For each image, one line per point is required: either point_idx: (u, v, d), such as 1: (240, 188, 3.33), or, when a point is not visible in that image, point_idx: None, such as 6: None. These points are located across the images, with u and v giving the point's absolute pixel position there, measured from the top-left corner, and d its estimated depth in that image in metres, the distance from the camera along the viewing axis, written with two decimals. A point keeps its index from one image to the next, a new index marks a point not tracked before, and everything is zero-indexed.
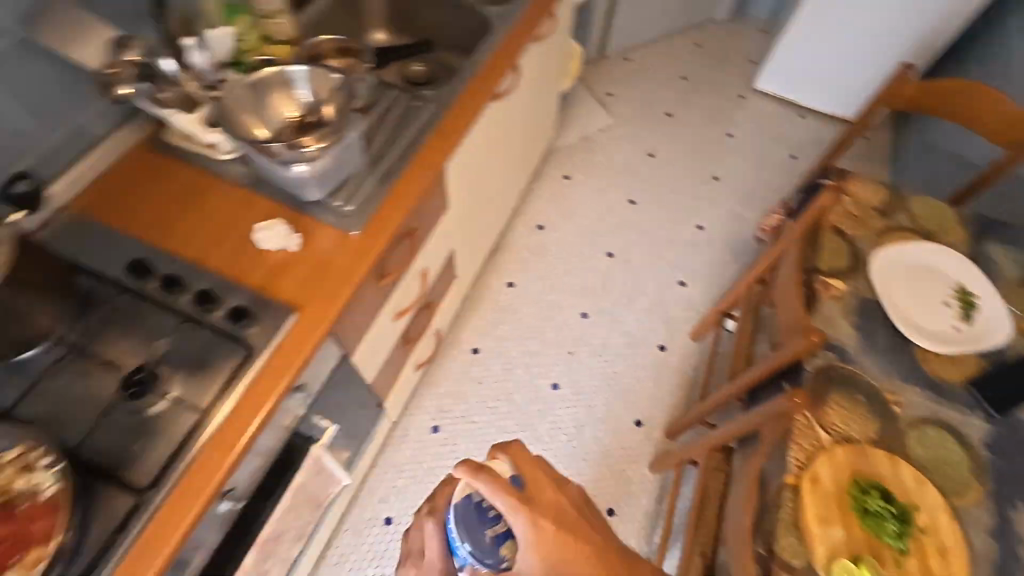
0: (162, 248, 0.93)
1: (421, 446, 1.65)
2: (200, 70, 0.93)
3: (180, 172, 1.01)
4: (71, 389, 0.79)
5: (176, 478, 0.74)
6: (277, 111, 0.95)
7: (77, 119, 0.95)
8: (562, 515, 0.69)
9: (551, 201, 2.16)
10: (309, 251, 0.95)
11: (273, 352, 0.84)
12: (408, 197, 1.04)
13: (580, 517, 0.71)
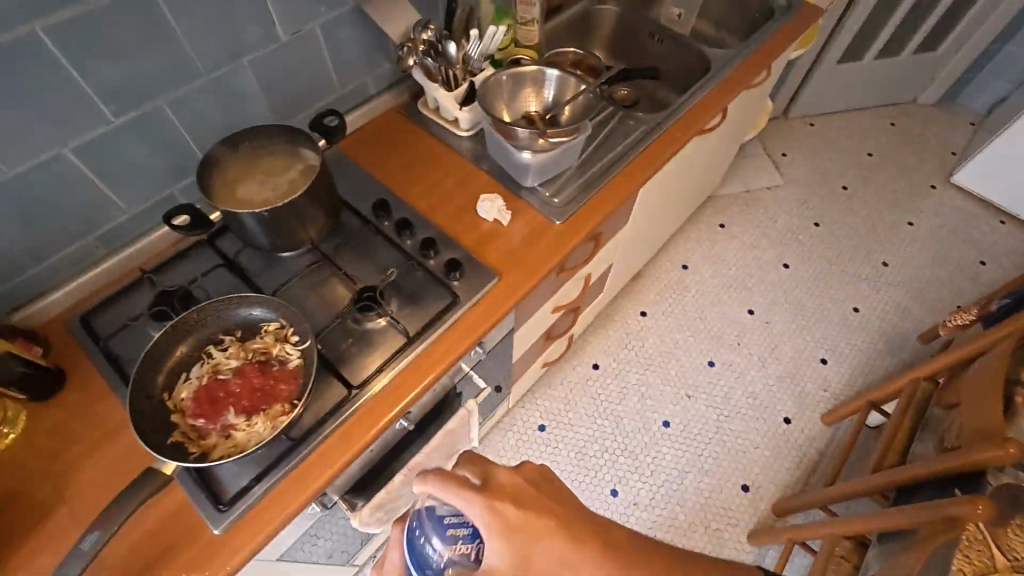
0: (398, 197, 1.08)
1: (524, 441, 1.71)
2: (472, 58, 1.09)
3: (423, 138, 1.17)
4: (313, 292, 0.95)
5: (376, 387, 0.85)
6: (522, 104, 1.11)
7: (362, 79, 1.14)
8: (521, 495, 0.61)
9: (701, 244, 2.14)
10: (516, 229, 1.05)
11: (473, 305, 0.95)
12: (609, 202, 1.11)
13: (538, 493, 0.62)
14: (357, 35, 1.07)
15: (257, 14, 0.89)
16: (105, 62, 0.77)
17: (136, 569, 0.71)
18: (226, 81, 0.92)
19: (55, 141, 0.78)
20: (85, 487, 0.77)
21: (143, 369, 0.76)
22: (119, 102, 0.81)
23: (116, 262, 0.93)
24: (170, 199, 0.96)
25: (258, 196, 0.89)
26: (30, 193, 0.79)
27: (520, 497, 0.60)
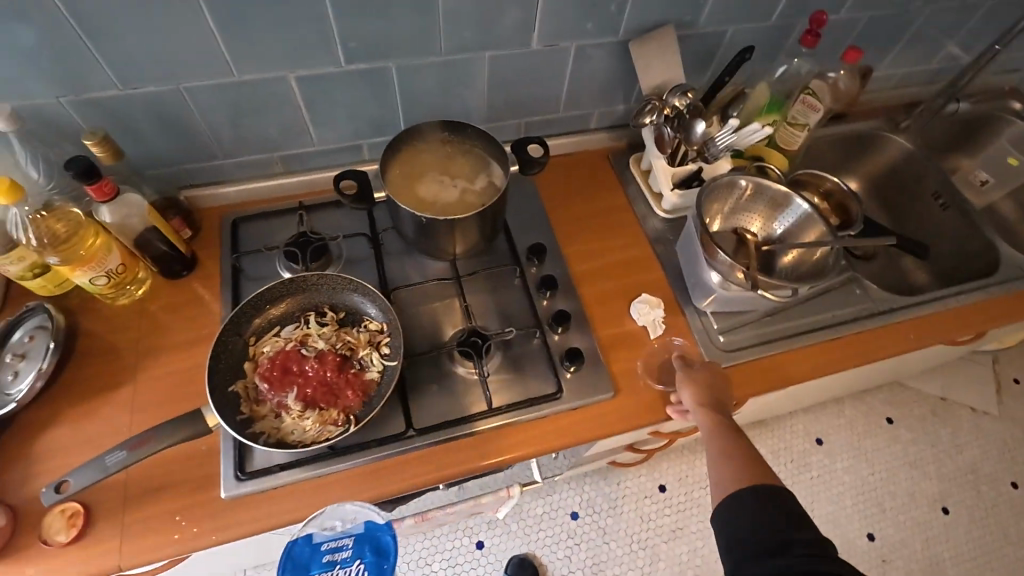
0: (559, 246, 0.97)
1: (551, 518, 1.52)
2: (715, 143, 0.90)
3: (616, 197, 1.04)
4: (429, 304, 0.89)
5: (464, 434, 0.78)
6: (744, 220, 0.92)
7: (588, 110, 1.03)
8: (714, 380, 0.82)
9: (853, 427, 1.74)
10: (659, 348, 0.89)
11: (581, 407, 0.82)
12: (784, 374, 0.89)
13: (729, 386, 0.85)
14: (606, 68, 0.96)
15: (520, 15, 0.82)
16: (362, 13, 0.74)
17: (144, 487, 0.71)
18: (459, 67, 0.87)
19: (287, 66, 0.78)
20: (151, 378, 0.80)
21: (246, 308, 0.76)
22: (356, 52, 0.79)
23: (283, 183, 0.95)
24: (357, 149, 0.95)
25: (433, 196, 0.84)
26: (245, 101, 0.81)
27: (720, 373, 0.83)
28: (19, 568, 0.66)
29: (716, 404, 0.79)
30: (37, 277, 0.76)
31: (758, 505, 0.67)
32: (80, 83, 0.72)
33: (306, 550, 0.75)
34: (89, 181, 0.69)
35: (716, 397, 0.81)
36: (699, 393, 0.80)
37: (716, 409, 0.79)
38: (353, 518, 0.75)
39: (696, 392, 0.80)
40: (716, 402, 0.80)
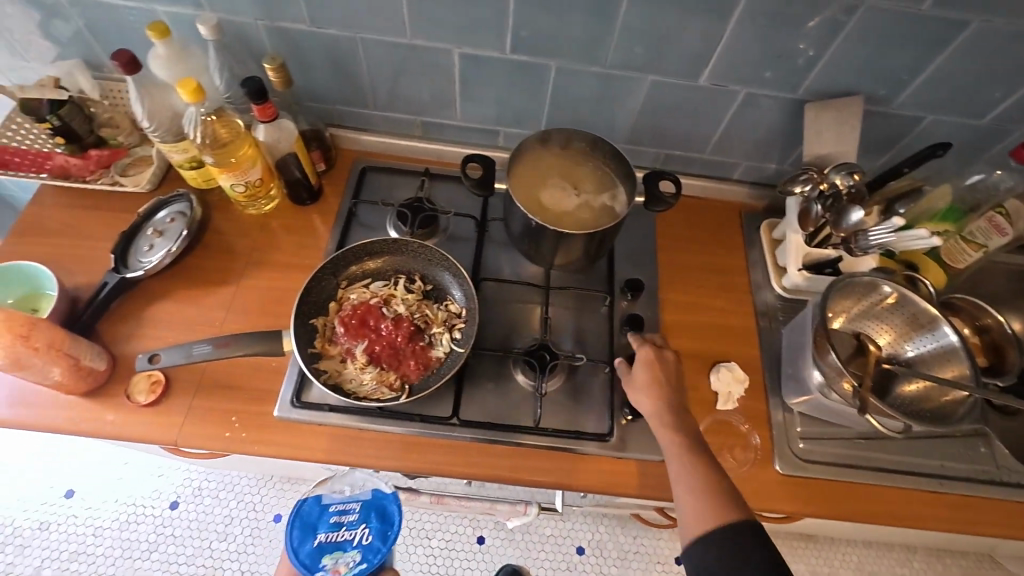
0: (658, 288, 0.93)
1: (557, 543, 1.49)
2: (867, 239, 0.82)
3: (734, 257, 0.98)
4: (512, 302, 0.89)
5: (504, 441, 0.78)
6: (872, 328, 0.81)
7: (736, 160, 0.97)
8: (669, 383, 0.75)
9: None
10: (728, 429, 0.82)
11: (625, 458, 0.79)
12: (859, 508, 0.79)
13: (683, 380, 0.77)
14: (771, 122, 0.89)
15: (698, 49, 0.77)
16: (542, 8, 0.74)
17: (215, 380, 0.78)
18: (618, 83, 0.84)
19: (455, 41, 0.80)
20: (252, 286, 0.87)
21: (348, 253, 0.80)
22: (524, 43, 0.79)
23: (419, 145, 0.99)
24: (493, 135, 0.97)
25: (553, 203, 0.83)
26: (408, 63, 0.85)
27: (671, 373, 0.76)
28: (103, 411, 0.75)
29: (675, 415, 0.73)
30: (193, 170, 0.86)
31: (725, 550, 0.61)
32: (278, 13, 0.79)
33: (315, 510, 0.80)
34: (257, 102, 0.74)
35: (677, 402, 0.74)
36: (651, 407, 0.73)
37: (675, 417, 0.72)
38: (363, 487, 0.82)
39: (651, 402, 0.73)
40: (676, 409, 0.73)
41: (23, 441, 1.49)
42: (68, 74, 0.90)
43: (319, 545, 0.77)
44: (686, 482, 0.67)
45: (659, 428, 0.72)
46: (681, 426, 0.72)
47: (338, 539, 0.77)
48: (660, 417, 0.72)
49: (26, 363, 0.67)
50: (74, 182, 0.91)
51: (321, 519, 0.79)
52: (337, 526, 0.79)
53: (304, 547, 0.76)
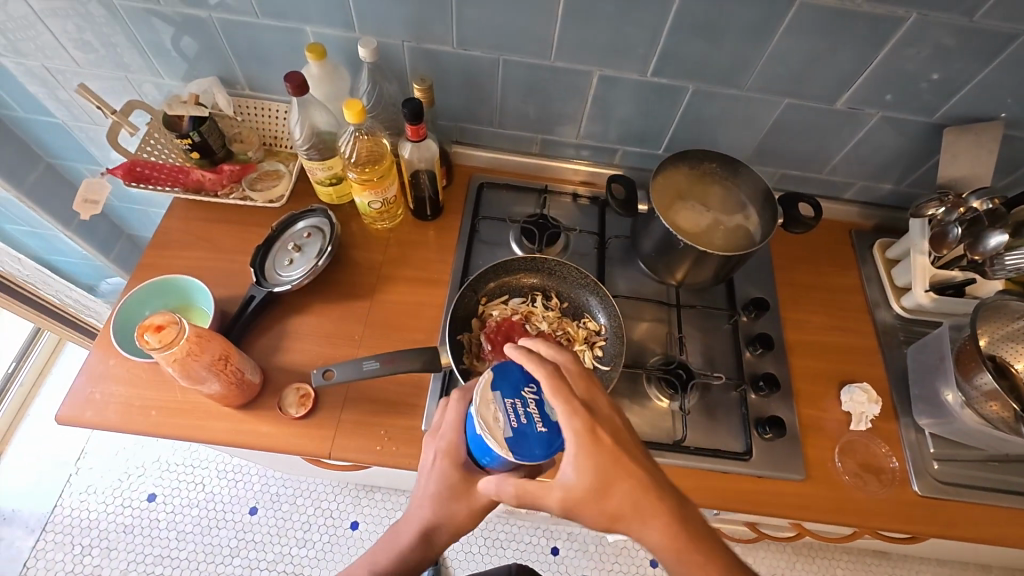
0: (777, 307, 0.94)
1: (631, 555, 1.48)
2: (1003, 264, 0.80)
3: (849, 276, 0.98)
4: (638, 318, 0.90)
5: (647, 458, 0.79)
6: (1010, 352, 0.81)
7: (852, 181, 0.98)
8: (615, 481, 0.57)
9: None
10: (861, 448, 0.83)
11: (763, 477, 0.79)
12: (997, 530, 0.79)
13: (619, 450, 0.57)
14: (898, 145, 0.89)
15: (842, 74, 0.79)
16: (693, 34, 0.76)
17: (361, 393, 0.79)
18: (752, 105, 0.86)
19: (597, 63, 0.82)
20: (384, 299, 0.89)
21: (489, 270, 0.82)
22: (667, 66, 0.81)
23: (535, 162, 1.01)
24: (611, 152, 0.98)
25: (689, 222, 0.85)
26: (544, 83, 0.86)
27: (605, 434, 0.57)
28: (260, 423, 0.77)
29: (630, 513, 0.58)
30: (331, 186, 0.89)
31: None
32: (429, 35, 0.80)
33: (528, 440, 0.55)
34: (414, 122, 0.76)
35: (628, 507, 0.57)
36: (611, 500, 0.57)
37: (634, 525, 0.58)
38: (491, 396, 0.56)
39: (595, 517, 0.59)
40: (633, 513, 0.58)
41: (107, 444, 1.52)
42: (206, 91, 0.91)
43: (549, 438, 0.56)
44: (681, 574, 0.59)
45: (634, 520, 0.58)
46: (647, 509, 0.58)
47: (545, 421, 0.57)
48: (632, 505, 0.57)
49: (197, 376, 0.69)
50: (207, 197, 0.93)
51: (514, 424, 0.55)
52: (528, 424, 0.56)
53: (548, 448, 0.55)
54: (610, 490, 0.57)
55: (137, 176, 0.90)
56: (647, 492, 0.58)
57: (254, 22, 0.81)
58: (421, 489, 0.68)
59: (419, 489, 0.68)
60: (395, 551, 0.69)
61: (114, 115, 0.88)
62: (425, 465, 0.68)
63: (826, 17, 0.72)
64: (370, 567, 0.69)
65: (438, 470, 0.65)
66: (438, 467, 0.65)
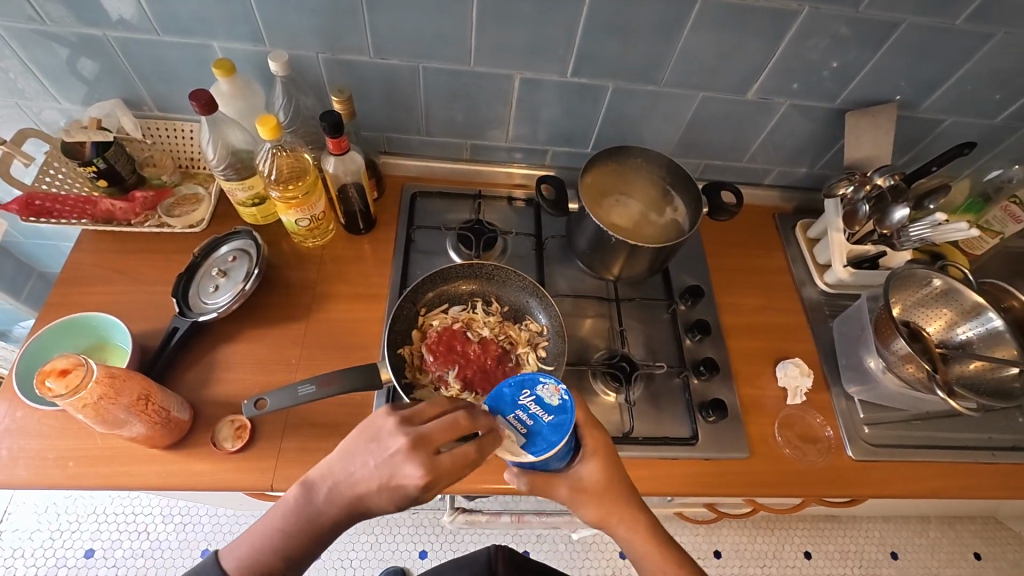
0: (712, 294, 0.97)
1: (600, 549, 1.46)
2: (908, 235, 0.89)
3: (775, 257, 1.03)
4: (580, 314, 0.91)
5: None
6: (923, 317, 0.87)
7: (771, 166, 1.02)
8: (620, 481, 0.66)
9: (934, 552, 1.52)
10: (799, 420, 0.87)
11: (709, 459, 0.82)
12: (926, 483, 0.84)
13: (619, 475, 0.66)
14: (808, 131, 0.95)
15: (749, 66, 0.83)
16: (605, 34, 0.78)
17: (301, 418, 0.76)
18: (670, 100, 0.89)
19: (517, 67, 0.83)
20: (322, 318, 0.86)
21: (426, 280, 0.81)
22: (584, 67, 0.83)
23: (468, 167, 1.00)
24: (542, 154, 0.99)
25: (620, 219, 0.87)
26: (468, 88, 0.86)
27: (619, 462, 0.66)
28: (193, 461, 0.73)
29: (616, 509, 0.66)
30: (254, 207, 0.86)
31: None
32: (343, 45, 0.79)
33: (547, 438, 0.56)
34: (334, 135, 0.74)
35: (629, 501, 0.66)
36: (601, 504, 0.65)
37: (623, 519, 0.66)
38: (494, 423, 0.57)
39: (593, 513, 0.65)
40: (627, 510, 0.66)
41: (35, 501, 1.40)
42: (109, 115, 0.86)
43: (559, 422, 0.56)
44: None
45: (619, 525, 0.67)
46: (633, 513, 0.66)
47: (548, 410, 0.57)
48: (619, 511, 0.66)
49: (116, 420, 0.64)
50: (119, 227, 0.87)
51: (523, 431, 0.56)
52: (536, 423, 0.56)
53: (562, 432, 0.56)
54: (608, 496, 0.65)
55: (37, 210, 0.83)
56: (637, 510, 0.67)
57: (156, 40, 0.77)
58: (363, 480, 0.59)
59: (354, 471, 0.59)
60: (316, 533, 0.61)
61: (4, 145, 0.80)
62: (381, 449, 0.58)
63: (729, 12, 0.75)
64: (279, 547, 0.60)
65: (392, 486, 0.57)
66: (390, 488, 0.57)
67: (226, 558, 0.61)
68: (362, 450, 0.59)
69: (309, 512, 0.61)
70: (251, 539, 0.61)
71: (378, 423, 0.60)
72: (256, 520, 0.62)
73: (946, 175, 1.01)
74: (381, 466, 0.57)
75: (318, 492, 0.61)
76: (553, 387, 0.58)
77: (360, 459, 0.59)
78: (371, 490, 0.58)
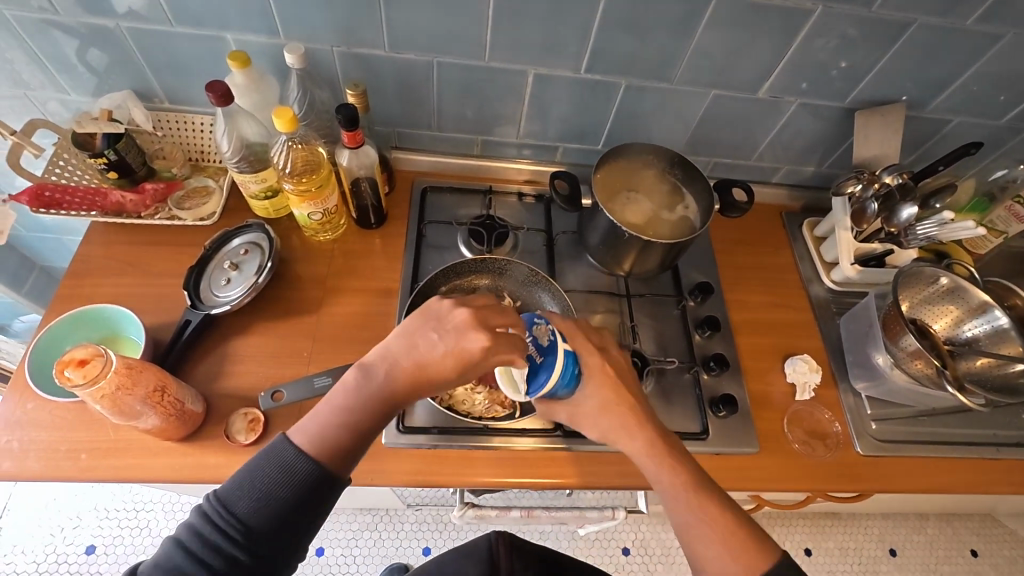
0: (720, 291, 0.98)
1: (603, 546, 1.47)
2: (915, 233, 0.90)
3: (783, 255, 1.04)
4: (591, 310, 0.92)
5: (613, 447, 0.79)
6: (928, 315, 0.89)
7: (779, 165, 1.03)
8: (625, 391, 0.69)
9: (931, 550, 1.54)
10: (807, 416, 0.87)
11: (720, 454, 0.82)
12: (933, 478, 0.85)
13: (625, 386, 0.69)
14: (816, 130, 0.95)
15: (760, 64, 0.83)
16: (620, 30, 0.78)
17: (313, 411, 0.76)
18: (681, 98, 0.89)
19: (531, 62, 0.83)
20: (334, 313, 0.86)
21: (439, 275, 0.82)
22: (598, 63, 0.83)
23: (479, 163, 1.00)
24: (552, 151, 0.99)
25: (633, 215, 0.88)
26: (481, 83, 0.86)
27: (622, 377, 0.69)
28: (206, 454, 0.72)
29: (621, 418, 0.68)
30: (266, 200, 0.86)
31: None
32: (357, 39, 0.78)
33: (540, 374, 0.62)
34: (350, 129, 0.74)
35: (636, 411, 0.68)
36: (607, 416, 0.68)
37: (628, 432, 0.67)
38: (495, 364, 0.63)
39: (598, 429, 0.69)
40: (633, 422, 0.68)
41: (34, 497, 1.39)
42: (121, 106, 0.85)
43: (549, 361, 0.62)
44: (678, 502, 0.63)
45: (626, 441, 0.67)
46: (641, 425, 0.67)
47: (539, 350, 0.62)
48: (625, 424, 0.68)
49: (132, 411, 0.64)
50: (129, 219, 0.86)
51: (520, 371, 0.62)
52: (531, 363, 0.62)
53: (549, 370, 0.61)
54: (613, 406, 0.68)
55: (46, 201, 0.82)
56: (643, 419, 0.68)
57: (169, 31, 0.77)
58: (426, 354, 0.61)
59: (415, 349, 0.61)
60: (379, 410, 0.61)
61: (13, 136, 0.79)
62: (447, 326, 0.61)
63: (743, 10, 0.75)
64: (348, 421, 0.59)
65: (455, 358, 0.60)
66: (455, 359, 0.60)
67: (294, 434, 0.59)
68: (424, 329, 0.62)
69: (371, 390, 0.61)
70: (318, 418, 0.60)
71: (434, 308, 0.63)
72: (316, 406, 0.61)
73: (951, 175, 1.02)
74: (449, 339, 0.60)
75: (376, 373, 0.61)
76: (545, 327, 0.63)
77: (422, 337, 0.61)
78: (435, 364, 0.61)
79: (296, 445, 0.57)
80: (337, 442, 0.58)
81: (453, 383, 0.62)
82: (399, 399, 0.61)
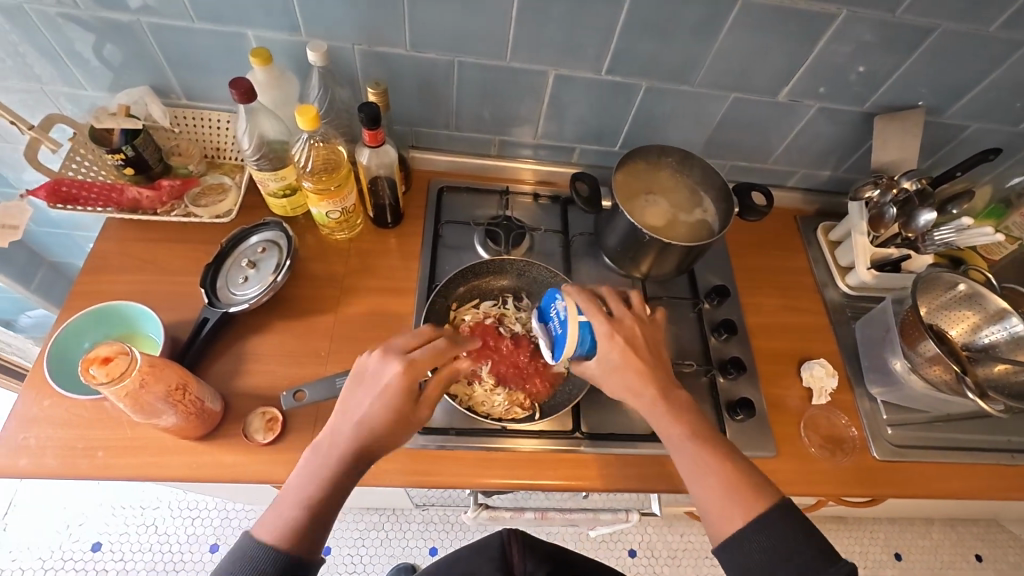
0: (736, 294, 0.97)
1: (610, 547, 1.47)
2: (932, 239, 0.91)
3: (798, 259, 1.04)
4: None
5: (629, 449, 0.78)
6: (945, 321, 0.89)
7: (795, 169, 1.03)
8: (643, 353, 0.70)
9: (937, 554, 1.54)
10: (824, 420, 0.87)
11: None
12: (949, 484, 0.85)
13: (639, 350, 0.70)
14: (834, 134, 0.95)
15: (782, 67, 0.83)
16: (643, 32, 0.78)
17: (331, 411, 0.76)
18: (701, 100, 0.89)
19: (552, 63, 0.82)
20: (350, 312, 0.85)
21: (457, 275, 0.83)
22: (619, 64, 0.83)
23: (495, 163, 1.00)
24: (569, 152, 0.99)
25: (653, 216, 0.88)
26: (501, 82, 0.86)
27: (636, 343, 0.70)
28: (225, 452, 0.72)
29: (640, 380, 0.69)
30: (284, 198, 0.85)
31: None
32: (379, 37, 0.78)
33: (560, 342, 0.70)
34: (372, 128, 0.73)
35: (655, 367, 0.70)
36: (621, 378, 0.70)
37: (643, 386, 0.69)
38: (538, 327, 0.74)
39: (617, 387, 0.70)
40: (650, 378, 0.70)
41: (40, 493, 1.38)
42: (138, 102, 0.85)
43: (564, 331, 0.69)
44: (687, 453, 0.67)
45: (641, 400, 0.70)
46: (658, 384, 0.70)
47: (559, 321, 0.70)
48: (639, 382, 0.69)
49: (154, 409, 0.64)
50: (145, 216, 0.86)
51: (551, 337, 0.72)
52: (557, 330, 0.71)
53: (565, 339, 0.69)
54: (628, 367, 0.69)
55: (63, 196, 0.82)
56: (655, 376, 0.70)
57: (189, 26, 0.76)
58: (360, 415, 0.62)
59: (350, 410, 0.63)
60: (338, 479, 0.61)
61: (32, 131, 0.79)
62: (372, 382, 0.63)
63: (767, 13, 0.75)
64: (305, 501, 0.60)
65: (382, 397, 0.62)
66: (383, 399, 0.62)
67: (260, 530, 0.59)
68: (351, 391, 0.64)
69: (324, 460, 0.62)
70: (284, 509, 0.60)
71: (362, 366, 0.66)
72: (279, 497, 0.61)
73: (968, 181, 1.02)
74: (371, 385, 0.63)
75: (324, 447, 0.63)
76: (564, 300, 0.70)
77: (351, 400, 0.63)
78: (372, 417, 0.62)
79: (263, 542, 0.58)
80: (298, 527, 0.59)
81: (401, 427, 0.63)
82: (350, 458, 0.62)
